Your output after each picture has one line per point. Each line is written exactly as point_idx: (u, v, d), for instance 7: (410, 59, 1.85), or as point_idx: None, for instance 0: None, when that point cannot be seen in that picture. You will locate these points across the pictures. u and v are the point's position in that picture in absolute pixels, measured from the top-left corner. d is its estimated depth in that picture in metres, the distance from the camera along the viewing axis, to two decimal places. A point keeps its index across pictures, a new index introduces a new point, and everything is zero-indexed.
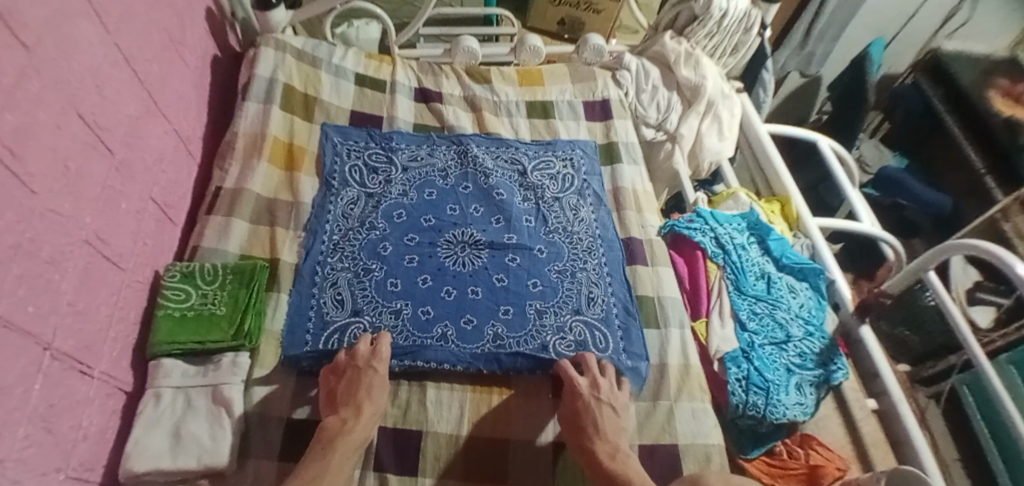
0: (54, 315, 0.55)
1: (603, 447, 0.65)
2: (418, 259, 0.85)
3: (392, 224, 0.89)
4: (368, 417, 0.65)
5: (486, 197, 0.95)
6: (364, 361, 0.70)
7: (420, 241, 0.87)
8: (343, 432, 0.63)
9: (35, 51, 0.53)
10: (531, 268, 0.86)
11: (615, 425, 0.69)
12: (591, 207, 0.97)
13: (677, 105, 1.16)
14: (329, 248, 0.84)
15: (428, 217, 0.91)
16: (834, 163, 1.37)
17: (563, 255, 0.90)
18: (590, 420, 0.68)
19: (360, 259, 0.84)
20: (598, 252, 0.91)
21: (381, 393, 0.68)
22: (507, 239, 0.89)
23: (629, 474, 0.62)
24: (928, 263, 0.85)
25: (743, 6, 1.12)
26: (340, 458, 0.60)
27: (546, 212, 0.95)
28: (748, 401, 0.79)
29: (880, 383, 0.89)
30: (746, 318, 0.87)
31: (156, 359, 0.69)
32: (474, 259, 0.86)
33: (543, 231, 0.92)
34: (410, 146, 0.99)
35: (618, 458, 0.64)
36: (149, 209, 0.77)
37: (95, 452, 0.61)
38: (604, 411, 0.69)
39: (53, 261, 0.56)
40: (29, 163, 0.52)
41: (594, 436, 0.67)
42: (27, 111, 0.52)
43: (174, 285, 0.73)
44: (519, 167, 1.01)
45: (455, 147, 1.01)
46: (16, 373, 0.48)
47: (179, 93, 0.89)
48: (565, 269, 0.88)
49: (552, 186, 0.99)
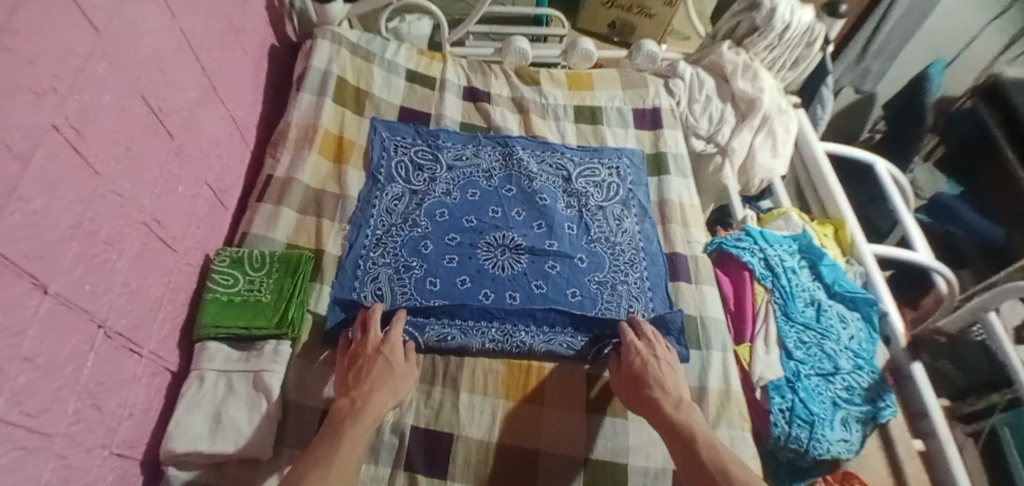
0: (108, 294, 0.57)
1: (666, 398, 0.69)
2: (458, 260, 0.84)
3: (434, 222, 0.88)
4: (379, 397, 0.65)
5: (529, 201, 0.94)
6: (374, 348, 0.71)
7: (460, 242, 0.87)
8: (354, 412, 0.63)
9: (102, 34, 0.55)
10: (570, 277, 0.85)
11: (675, 379, 0.72)
12: (635, 218, 0.95)
13: (730, 118, 1.12)
14: (372, 242, 0.85)
15: (469, 218, 0.90)
16: (890, 187, 1.30)
17: (603, 266, 0.88)
18: (652, 376, 0.71)
19: (401, 256, 0.84)
20: (640, 265, 0.89)
21: (391, 376, 0.68)
22: (548, 246, 0.88)
23: (692, 423, 0.65)
24: (990, 303, 0.81)
25: (807, 19, 1.07)
26: (350, 433, 0.60)
27: (589, 221, 0.93)
28: (791, 434, 0.76)
29: (927, 424, 0.85)
30: (793, 346, 0.83)
31: (201, 342, 0.70)
32: (514, 263, 0.85)
33: (584, 240, 0.90)
34: (455, 145, 0.99)
35: (682, 407, 0.68)
36: (203, 193, 0.78)
37: (138, 430, 0.62)
38: (663, 368, 0.73)
39: (111, 241, 0.57)
40: (94, 145, 0.54)
41: (657, 389, 0.70)
42: (93, 93, 0.53)
43: (223, 270, 0.75)
44: (564, 172, 0.99)
45: (500, 148, 1.00)
46: (66, 351, 0.50)
47: (237, 79, 0.90)
48: (605, 281, 0.86)
49: (597, 194, 0.97)
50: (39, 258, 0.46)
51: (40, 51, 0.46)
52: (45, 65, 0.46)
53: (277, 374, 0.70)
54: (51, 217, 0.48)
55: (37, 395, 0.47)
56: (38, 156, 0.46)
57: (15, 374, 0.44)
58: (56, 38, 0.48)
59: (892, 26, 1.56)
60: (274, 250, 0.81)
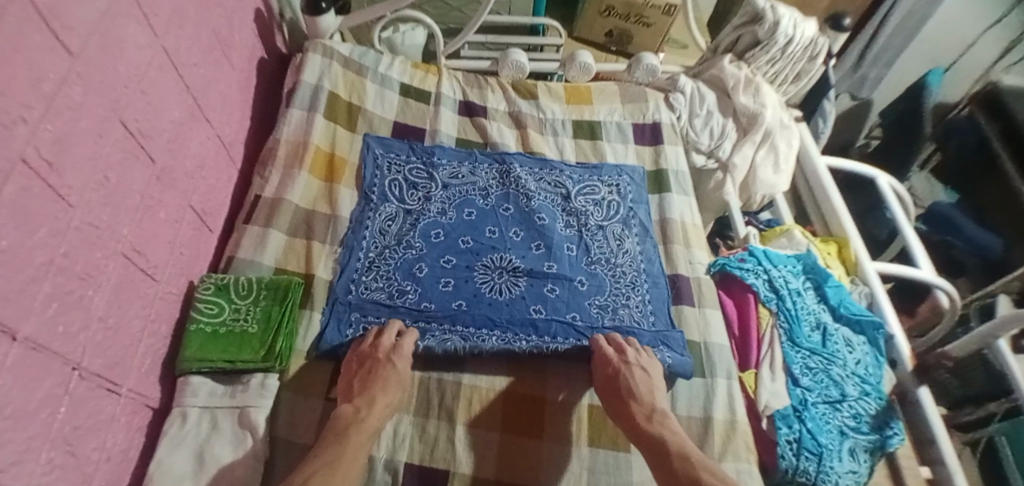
0: (84, 333, 0.53)
1: (639, 409, 0.69)
2: (454, 283, 0.81)
3: (429, 243, 0.85)
4: (381, 407, 0.65)
5: (527, 221, 0.91)
6: (385, 353, 0.70)
7: (456, 264, 0.84)
8: (356, 421, 0.63)
9: (78, 56, 0.52)
10: (570, 301, 0.82)
11: (649, 386, 0.71)
12: (636, 238, 0.93)
13: (731, 132, 1.10)
14: (364, 266, 0.82)
15: (465, 239, 0.87)
16: (893, 202, 1.28)
17: (604, 289, 0.85)
18: (625, 385, 0.71)
19: (395, 280, 0.81)
20: (642, 288, 0.86)
21: (395, 388, 0.68)
22: (547, 268, 0.85)
23: (664, 433, 0.65)
24: (998, 331, 0.80)
25: (810, 33, 1.04)
26: (355, 443, 0.61)
27: (589, 242, 0.90)
28: (799, 467, 0.73)
29: (934, 451, 0.81)
30: (799, 373, 0.81)
31: (184, 376, 0.67)
32: (512, 287, 0.82)
33: (584, 261, 0.88)
34: (451, 162, 0.96)
35: (654, 419, 0.68)
36: (187, 217, 0.75)
37: (117, 473, 0.59)
38: (636, 373, 0.72)
39: (87, 276, 0.54)
40: (68, 175, 0.51)
41: (631, 398, 0.69)
42: (68, 120, 0.50)
43: (207, 299, 0.71)
44: (563, 190, 0.96)
45: (498, 166, 0.97)
46: (39, 398, 0.47)
47: (224, 95, 0.87)
48: (606, 305, 0.83)
49: (597, 213, 0.94)
50: (8, 301, 0.43)
51: (10, 79, 0.42)
52: (16, 94, 0.43)
53: (263, 411, 0.67)
54: (22, 256, 0.45)
55: (8, 447, 0.44)
56: (7, 192, 0.42)
57: None
58: (26, 63, 0.44)
59: (887, 36, 1.55)
60: (261, 276, 0.78)
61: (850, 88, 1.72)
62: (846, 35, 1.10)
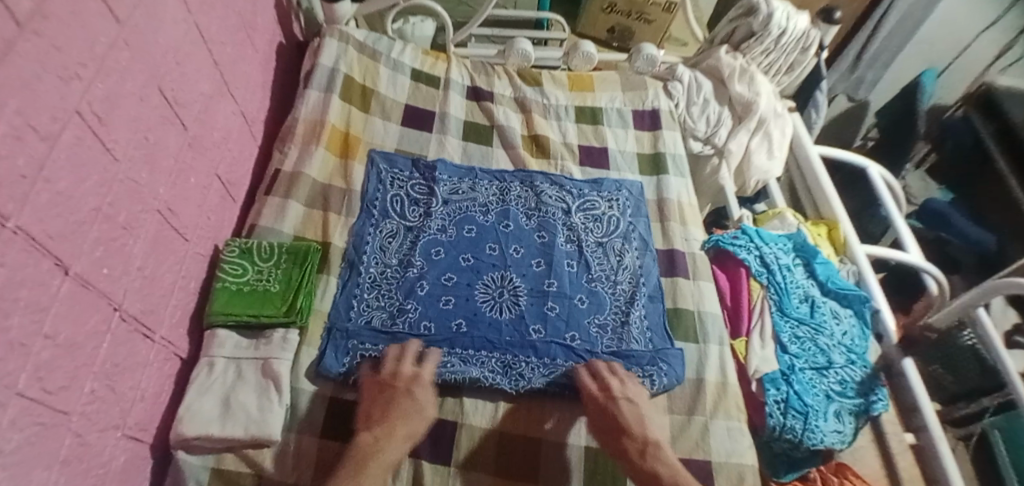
0: (124, 278, 0.58)
1: (632, 444, 0.68)
2: (454, 301, 0.81)
3: (429, 261, 0.85)
4: (400, 438, 0.65)
5: (528, 238, 0.91)
6: (405, 384, 0.70)
7: (457, 282, 0.84)
8: (376, 450, 0.63)
9: (124, 24, 0.56)
10: (570, 319, 0.82)
11: (639, 417, 0.71)
12: (637, 253, 0.93)
13: (727, 120, 1.15)
14: (368, 283, 0.82)
15: (466, 256, 0.87)
16: (882, 188, 1.33)
17: (604, 307, 0.85)
18: (615, 421, 0.71)
19: (396, 298, 0.81)
20: (640, 303, 0.86)
21: (415, 419, 0.68)
22: (547, 286, 0.85)
23: (659, 468, 0.65)
24: (977, 300, 0.80)
25: (802, 25, 1.10)
26: (373, 475, 0.61)
27: (589, 258, 0.91)
28: (786, 425, 0.78)
29: (918, 418, 0.86)
30: (788, 340, 0.86)
31: (212, 329, 0.72)
32: (513, 305, 0.83)
33: (584, 279, 0.88)
34: (452, 178, 0.96)
35: (648, 454, 0.67)
36: (214, 185, 0.80)
37: (150, 413, 0.64)
38: (625, 409, 0.71)
39: (128, 226, 0.59)
40: (115, 130, 0.55)
41: (624, 436, 0.69)
42: (115, 81, 0.55)
43: (232, 260, 0.77)
44: (563, 205, 0.97)
45: (497, 183, 0.98)
46: (85, 331, 0.52)
47: (247, 75, 0.92)
48: (605, 324, 0.83)
49: (596, 230, 0.95)
50: (62, 238, 0.48)
51: (67, 38, 0.47)
52: (72, 53, 0.48)
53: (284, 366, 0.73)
54: (76, 199, 0.50)
55: (58, 372, 0.48)
56: (64, 139, 0.47)
57: (39, 350, 0.45)
58: (82, 26, 0.49)
59: (883, 37, 1.60)
60: (282, 242, 0.83)
61: (847, 89, 1.77)
62: (837, 27, 1.14)
